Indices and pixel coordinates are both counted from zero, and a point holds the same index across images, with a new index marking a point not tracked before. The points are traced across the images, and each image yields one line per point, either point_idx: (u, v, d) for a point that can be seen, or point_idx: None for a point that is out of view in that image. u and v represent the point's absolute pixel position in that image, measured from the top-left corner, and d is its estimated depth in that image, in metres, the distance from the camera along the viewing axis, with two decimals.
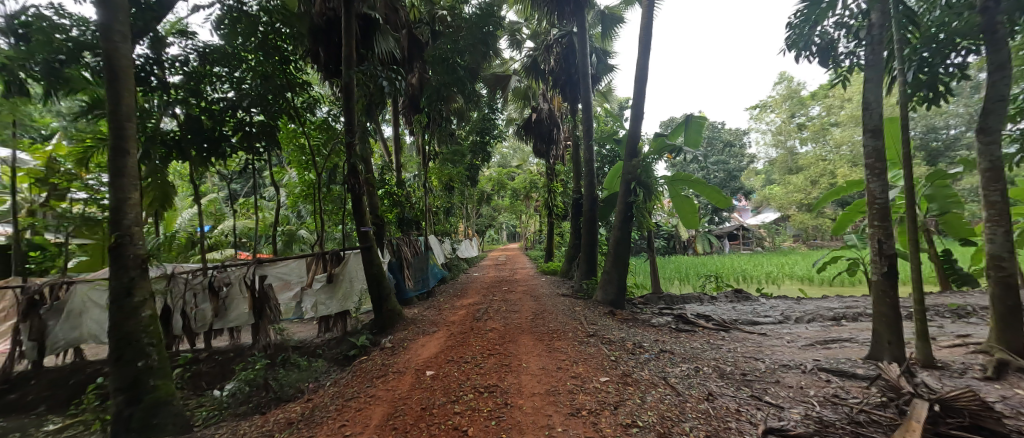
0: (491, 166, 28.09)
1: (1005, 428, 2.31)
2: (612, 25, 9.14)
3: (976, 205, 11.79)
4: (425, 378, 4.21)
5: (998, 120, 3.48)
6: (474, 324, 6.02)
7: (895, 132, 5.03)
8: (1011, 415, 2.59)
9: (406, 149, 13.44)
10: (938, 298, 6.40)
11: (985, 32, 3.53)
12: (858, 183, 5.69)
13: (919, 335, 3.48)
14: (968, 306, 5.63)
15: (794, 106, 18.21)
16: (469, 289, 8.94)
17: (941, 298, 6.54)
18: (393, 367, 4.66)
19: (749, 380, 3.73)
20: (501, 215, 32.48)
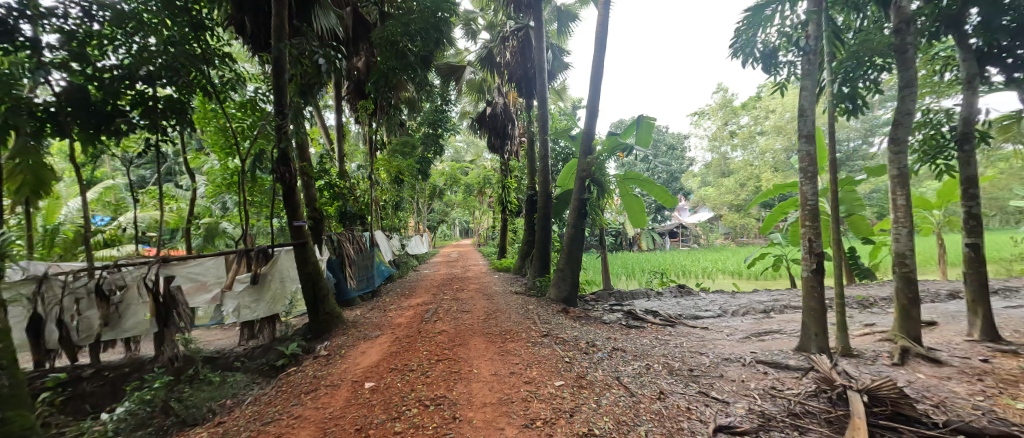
0: (444, 159, 27.40)
1: (917, 413, 2.80)
2: (568, 21, 9.27)
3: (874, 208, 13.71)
4: (362, 392, 3.91)
5: (905, 130, 4.43)
6: (421, 327, 5.73)
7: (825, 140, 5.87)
8: (921, 399, 3.21)
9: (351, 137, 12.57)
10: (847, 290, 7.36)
11: (898, 51, 4.51)
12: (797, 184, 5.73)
13: (841, 327, 4.11)
14: (870, 298, 6.52)
15: (726, 115, 19.74)
16: (420, 288, 8.57)
17: (848, 290, 7.50)
18: (325, 380, 4.27)
19: (696, 375, 3.95)
20: (453, 210, 31.92)
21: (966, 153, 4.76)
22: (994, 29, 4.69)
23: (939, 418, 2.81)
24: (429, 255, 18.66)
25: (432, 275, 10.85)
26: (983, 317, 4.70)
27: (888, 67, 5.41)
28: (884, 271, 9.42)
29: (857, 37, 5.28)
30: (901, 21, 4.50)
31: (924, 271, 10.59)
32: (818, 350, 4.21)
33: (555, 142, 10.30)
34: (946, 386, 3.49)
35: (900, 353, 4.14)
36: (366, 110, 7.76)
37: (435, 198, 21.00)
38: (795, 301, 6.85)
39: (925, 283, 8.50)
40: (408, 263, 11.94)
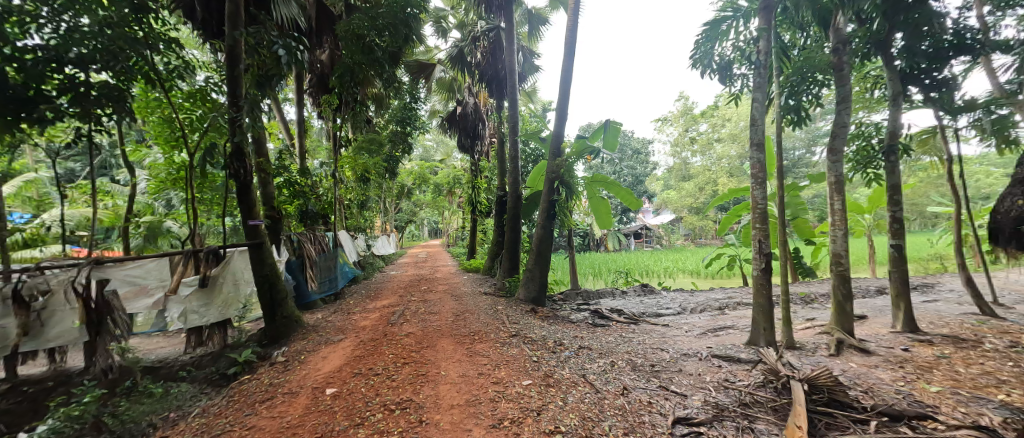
0: (412, 157, 26.87)
1: (849, 399, 3.10)
2: (538, 24, 9.31)
3: (817, 212, 14.90)
4: (323, 399, 3.76)
5: (841, 141, 4.86)
6: (387, 329, 5.58)
7: (773, 148, 6.39)
8: (853, 385, 3.54)
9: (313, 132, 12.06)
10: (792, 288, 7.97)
11: (836, 69, 4.93)
12: (746, 188, 6.26)
13: (786, 322, 4.44)
14: (811, 294, 7.08)
15: (687, 122, 20.60)
16: (386, 290, 8.34)
17: (793, 287, 8.12)
18: (282, 388, 4.06)
19: (658, 371, 4.13)
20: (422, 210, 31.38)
21: (890, 163, 5.30)
22: (915, 54, 5.27)
23: (867, 403, 3.11)
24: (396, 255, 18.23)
25: (399, 276, 10.60)
26: (904, 311, 5.25)
27: (827, 83, 5.93)
28: (824, 270, 10.28)
29: (800, 54, 5.74)
30: (838, 42, 4.95)
31: (858, 270, 11.65)
32: (766, 343, 4.54)
33: (525, 143, 10.38)
34: (873, 373, 3.87)
35: (836, 345, 4.55)
36: (329, 105, 7.39)
37: (403, 198, 20.53)
38: (746, 298, 7.33)
39: (859, 281, 9.34)
40: (374, 264, 11.60)
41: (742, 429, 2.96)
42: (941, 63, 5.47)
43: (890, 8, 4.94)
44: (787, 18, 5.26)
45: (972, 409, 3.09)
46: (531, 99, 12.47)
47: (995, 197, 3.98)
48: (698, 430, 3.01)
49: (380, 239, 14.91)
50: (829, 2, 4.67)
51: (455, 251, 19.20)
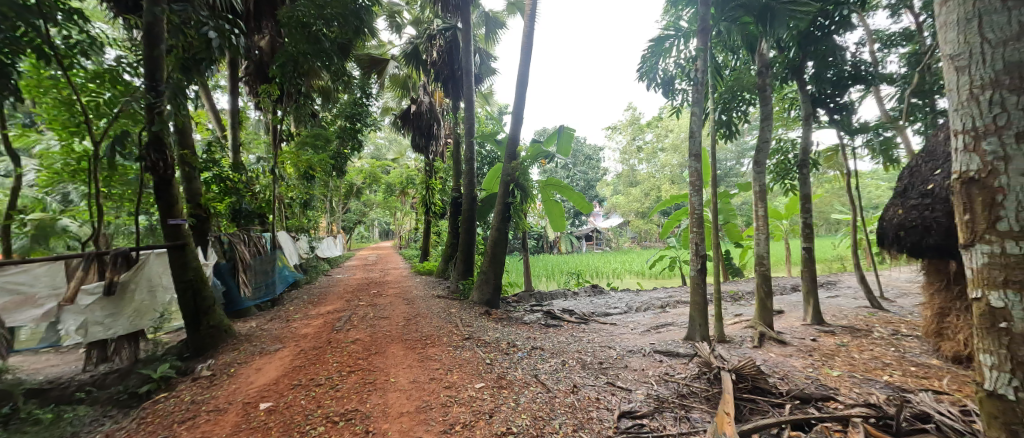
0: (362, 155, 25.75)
1: (768, 385, 3.28)
2: (496, 27, 9.69)
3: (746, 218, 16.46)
4: (256, 415, 3.44)
5: (764, 155, 5.41)
6: (332, 336, 5.25)
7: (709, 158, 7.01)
8: (771, 373, 3.95)
9: (251, 125, 11.16)
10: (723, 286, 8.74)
11: (762, 91, 5.45)
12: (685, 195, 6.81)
13: (718, 318, 4.85)
14: (739, 293, 7.80)
15: (634, 132, 21.66)
16: (331, 294, 7.88)
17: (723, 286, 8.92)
18: (207, 405, 3.66)
19: (605, 368, 4.31)
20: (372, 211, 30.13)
21: (802, 175, 6.00)
22: (822, 80, 6.01)
23: (784, 388, 3.34)
24: (344, 258, 17.36)
25: (345, 279, 10.08)
26: (812, 306, 5.97)
27: (753, 102, 6.59)
28: (750, 270, 11.38)
29: (731, 74, 6.32)
30: (762, 66, 5.47)
31: (778, 270, 13.03)
32: (701, 337, 4.92)
33: (481, 145, 10.34)
34: (787, 361, 4.35)
35: (758, 337, 5.05)
36: (266, 95, 6.81)
37: (352, 197, 19.60)
38: (684, 297, 7.91)
39: (779, 279, 10.45)
40: (318, 267, 10.94)
41: (679, 418, 3.12)
42: (843, 90, 6.22)
43: (803, 39, 5.66)
44: (720, 40, 5.77)
45: (865, 389, 3.57)
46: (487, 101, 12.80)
47: (883, 206, 4.66)
48: (640, 422, 3.12)
49: (325, 240, 14.10)
50: (755, 28, 5.15)
51: (406, 253, 18.68)
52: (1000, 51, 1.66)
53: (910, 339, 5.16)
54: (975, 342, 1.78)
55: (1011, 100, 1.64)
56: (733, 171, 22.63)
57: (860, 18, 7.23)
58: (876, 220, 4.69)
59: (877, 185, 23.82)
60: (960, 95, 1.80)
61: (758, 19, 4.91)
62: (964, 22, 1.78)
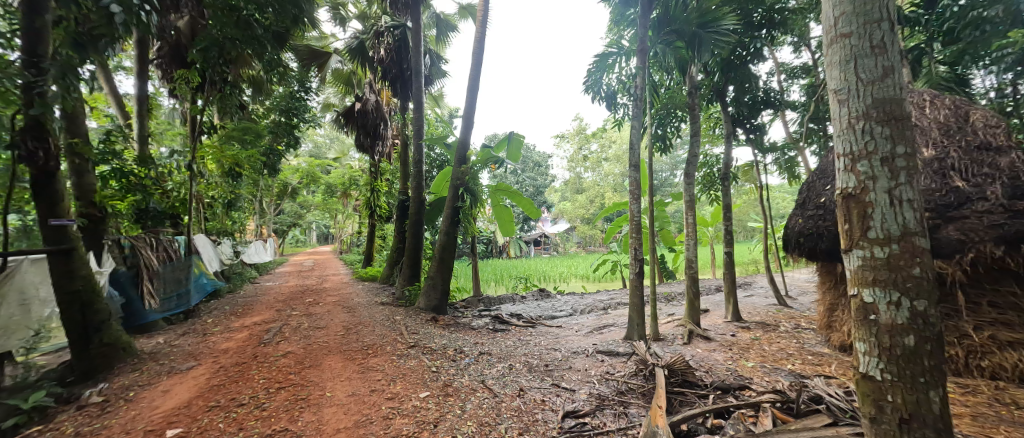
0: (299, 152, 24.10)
1: (695, 379, 3.51)
2: (446, 31, 9.79)
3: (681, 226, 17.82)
4: None
5: (693, 168, 5.88)
6: (258, 351, 4.81)
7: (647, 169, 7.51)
8: (699, 366, 4.27)
9: (166, 114, 10.02)
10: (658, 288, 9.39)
11: (692, 110, 5.90)
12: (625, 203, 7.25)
13: (653, 318, 5.18)
14: (672, 294, 8.41)
15: (580, 141, 22.39)
16: (258, 304, 7.23)
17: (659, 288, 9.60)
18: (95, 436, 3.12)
19: (551, 370, 4.40)
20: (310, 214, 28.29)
21: (725, 187, 6.58)
22: (741, 103, 6.68)
23: (708, 381, 3.58)
24: (276, 263, 16.05)
25: (278, 286, 9.35)
26: (734, 305, 6.58)
27: (684, 119, 7.15)
28: (682, 273, 12.33)
29: (667, 92, 6.80)
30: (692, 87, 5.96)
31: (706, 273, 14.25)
32: (638, 337, 5.22)
33: (430, 148, 10.15)
34: (712, 356, 4.74)
35: (688, 335, 5.47)
36: (182, 81, 6.12)
37: (287, 198, 18.19)
38: (624, 299, 8.37)
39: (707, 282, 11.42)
40: (244, 273, 9.98)
41: (618, 414, 3.26)
42: (757, 113, 7.01)
43: (725, 66, 6.25)
44: (657, 60, 6.18)
45: (775, 377, 3.99)
46: (438, 104, 12.69)
47: (788, 216, 5.27)
48: (582, 420, 3.20)
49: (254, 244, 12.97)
50: (685, 52, 5.55)
51: (347, 258, 17.74)
52: (871, 89, 1.79)
53: (810, 332, 5.88)
54: (854, 332, 1.88)
55: (879, 131, 1.77)
56: (669, 181, 24.31)
57: (771, 52, 8.20)
58: (783, 228, 5.29)
59: (787, 198, 26.98)
60: (840, 124, 1.91)
61: (688, 44, 5.35)
62: (843, 61, 1.87)
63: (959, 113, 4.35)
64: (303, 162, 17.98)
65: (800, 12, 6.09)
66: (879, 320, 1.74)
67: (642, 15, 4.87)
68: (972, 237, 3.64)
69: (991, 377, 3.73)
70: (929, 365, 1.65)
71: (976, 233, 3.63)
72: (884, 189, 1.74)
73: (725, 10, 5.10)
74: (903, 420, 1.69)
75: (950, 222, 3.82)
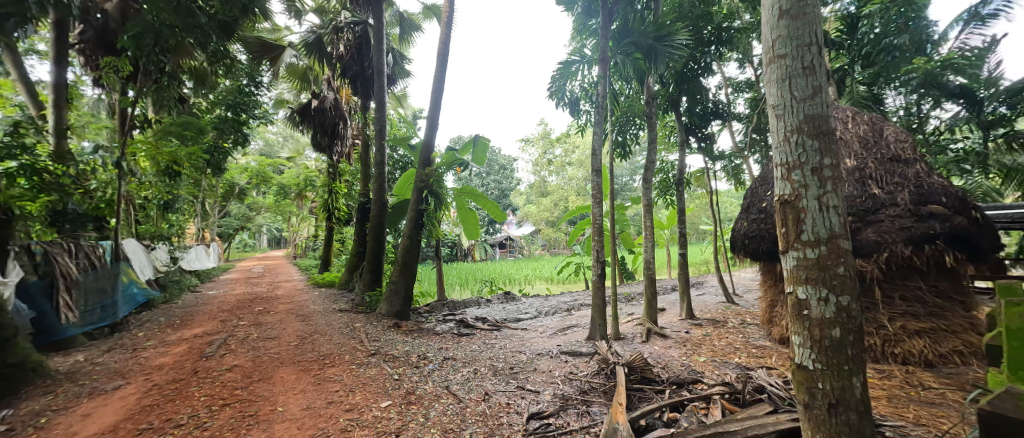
0: (249, 150, 22.74)
1: (653, 375, 3.64)
2: (409, 30, 9.65)
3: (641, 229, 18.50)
4: None
5: (650, 173, 6.13)
6: (199, 366, 4.37)
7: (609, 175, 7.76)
8: (657, 362, 4.45)
9: (94, 107, 9.19)
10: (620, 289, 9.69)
11: (649, 119, 6.14)
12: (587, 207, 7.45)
13: (614, 319, 5.33)
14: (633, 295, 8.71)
15: (545, 145, 22.72)
16: (199, 315, 6.71)
17: (620, 289, 9.92)
18: None
19: (516, 372, 4.42)
20: (262, 216, 26.76)
21: (679, 192, 6.90)
22: (693, 113, 7.07)
23: (665, 377, 3.73)
24: (221, 269, 14.98)
25: (226, 294, 8.78)
26: (688, 304, 6.91)
27: (642, 126, 7.47)
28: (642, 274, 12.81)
29: (626, 101, 7.10)
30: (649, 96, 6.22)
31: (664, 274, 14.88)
32: (601, 336, 5.36)
33: (393, 149, 9.97)
34: (668, 353, 4.95)
35: (647, 333, 5.68)
36: (110, 70, 5.53)
37: (234, 199, 17.05)
38: (587, 300, 8.57)
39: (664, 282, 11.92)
40: (181, 281, 9.22)
41: (581, 413, 3.32)
42: (708, 123, 7.44)
43: (680, 78, 6.59)
44: (617, 70, 6.41)
45: (725, 370, 4.23)
46: (401, 104, 12.48)
47: (734, 220, 5.63)
48: (546, 421, 3.24)
49: (193, 250, 12.21)
50: (643, 63, 5.82)
51: (301, 264, 16.91)
52: (803, 105, 1.95)
53: (754, 326, 6.30)
54: (790, 325, 2.02)
55: (809, 144, 1.94)
56: (629, 186, 25.27)
57: (719, 67, 8.73)
58: (730, 231, 5.62)
59: (734, 203, 28.97)
60: (778, 137, 2.05)
61: (645, 56, 5.58)
62: (780, 79, 2.02)
63: (875, 127, 4.86)
64: (253, 160, 16.95)
65: (745, 32, 6.55)
66: (812, 314, 1.90)
67: (603, 25, 5.04)
68: (887, 238, 4.11)
69: (903, 362, 4.17)
70: (852, 354, 1.81)
71: (889, 234, 4.13)
72: (814, 196, 1.91)
73: (679, 26, 5.39)
74: (831, 404, 1.84)
75: (868, 225, 4.29)
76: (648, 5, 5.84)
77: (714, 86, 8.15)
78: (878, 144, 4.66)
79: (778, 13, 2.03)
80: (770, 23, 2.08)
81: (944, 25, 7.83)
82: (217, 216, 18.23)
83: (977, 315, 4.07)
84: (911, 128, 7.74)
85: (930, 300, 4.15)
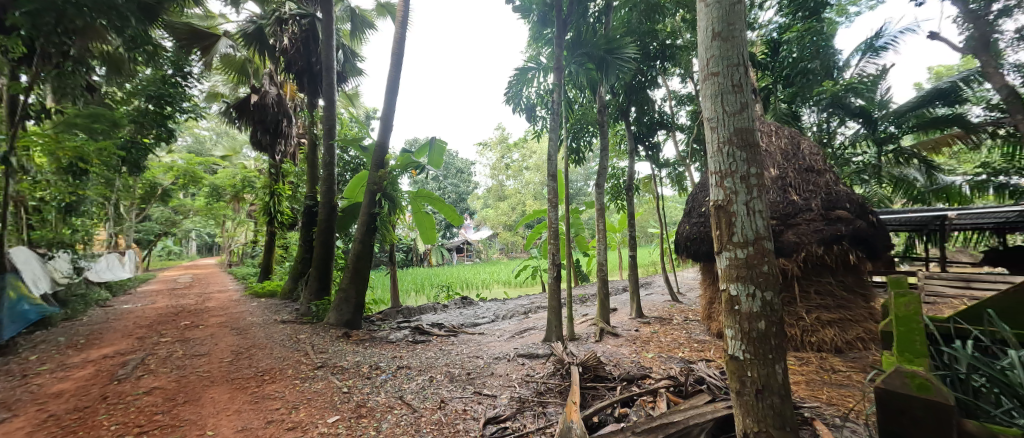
0: (175, 148, 20.77)
1: (605, 373, 3.78)
2: (362, 27, 9.39)
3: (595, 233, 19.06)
4: None
5: (602, 179, 6.34)
6: (110, 390, 3.83)
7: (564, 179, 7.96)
8: (610, 361, 4.60)
9: None
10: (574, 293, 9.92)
11: (602, 126, 6.37)
12: (543, 210, 7.59)
13: (569, 321, 5.44)
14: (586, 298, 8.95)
15: (502, 150, 22.82)
16: (111, 332, 5.97)
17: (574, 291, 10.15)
18: None
19: (473, 378, 4.39)
20: (192, 221, 24.51)
21: (629, 197, 7.18)
22: (641, 123, 7.43)
23: (617, 374, 3.88)
24: (138, 280, 13.46)
25: (147, 308, 7.93)
26: (637, 304, 7.22)
27: (595, 134, 7.76)
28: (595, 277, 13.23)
29: (580, 109, 7.35)
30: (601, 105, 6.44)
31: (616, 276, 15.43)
32: (556, 338, 5.45)
33: (343, 149, 9.59)
34: (619, 351, 5.13)
35: (600, 333, 5.86)
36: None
37: (155, 201, 15.43)
38: (542, 303, 8.68)
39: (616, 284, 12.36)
40: (88, 295, 8.16)
41: (537, 415, 3.36)
42: (654, 133, 7.87)
43: (629, 88, 6.90)
44: (572, 79, 6.61)
45: (670, 365, 4.47)
46: (353, 103, 12.07)
47: (678, 223, 5.96)
48: (503, 426, 3.23)
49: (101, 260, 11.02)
50: (595, 74, 6.05)
51: (237, 272, 15.67)
52: (732, 119, 2.13)
53: (696, 322, 6.72)
54: (723, 320, 2.17)
55: (738, 155, 2.11)
56: (583, 191, 26.13)
57: (664, 81, 9.27)
58: (674, 234, 5.95)
59: (677, 208, 30.98)
60: (712, 147, 2.22)
61: (597, 67, 5.80)
62: (714, 94, 2.18)
63: (794, 141, 5.31)
64: (180, 159, 15.47)
65: (686, 49, 7.04)
66: (742, 309, 2.06)
67: (558, 35, 5.18)
68: (805, 240, 4.55)
69: (819, 350, 4.61)
70: (774, 344, 1.99)
71: (806, 236, 4.57)
72: (743, 202, 2.08)
73: (627, 40, 5.68)
74: (758, 389, 2.00)
75: (789, 228, 4.72)
76: (599, 19, 6.22)
77: (660, 98, 8.63)
78: (797, 156, 5.13)
79: (712, 34, 2.19)
80: (704, 43, 2.24)
81: (847, 53, 8.84)
82: (134, 220, 16.38)
83: (874, 305, 4.71)
84: (823, 143, 8.85)
85: (840, 293, 4.70)
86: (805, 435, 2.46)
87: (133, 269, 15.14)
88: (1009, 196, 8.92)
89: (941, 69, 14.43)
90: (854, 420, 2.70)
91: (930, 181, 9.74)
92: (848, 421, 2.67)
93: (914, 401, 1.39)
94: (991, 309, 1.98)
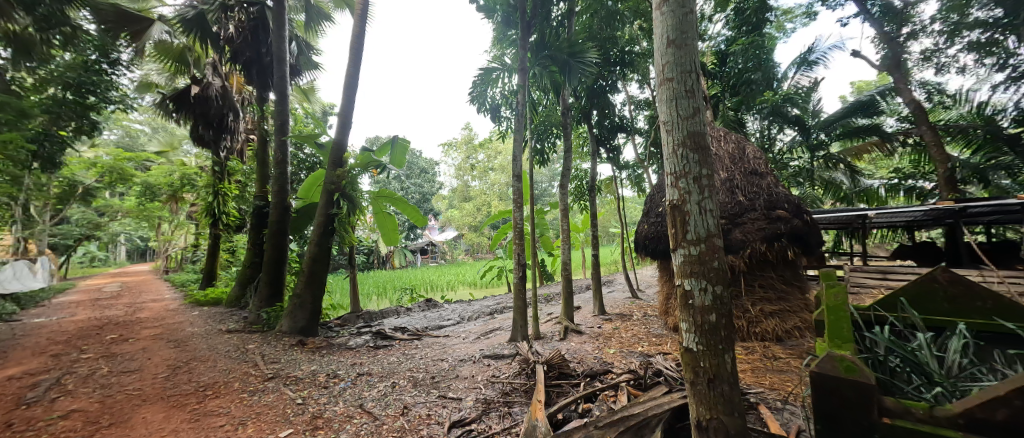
0: (101, 143, 18.95)
1: (570, 371, 3.84)
2: (318, 19, 8.99)
3: None
4: None
5: (565, 178, 6.44)
6: (17, 416, 3.42)
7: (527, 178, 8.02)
8: (574, 358, 4.69)
9: None
10: (538, 293, 10.01)
11: (564, 126, 6.46)
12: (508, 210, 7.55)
13: (534, 321, 5.48)
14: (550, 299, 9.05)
15: (468, 150, 22.63)
16: (18, 350, 5.33)
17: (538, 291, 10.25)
18: None
19: (437, 381, 4.33)
20: (120, 222, 22.40)
21: (591, 197, 7.32)
22: (602, 126, 7.62)
23: (581, 371, 3.95)
24: (54, 290, 12.12)
25: (65, 322, 7.16)
26: (599, 301, 7.39)
27: (559, 136, 7.93)
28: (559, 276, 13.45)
29: (543, 110, 7.49)
30: (565, 106, 6.53)
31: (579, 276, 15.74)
32: (521, 338, 5.49)
33: (298, 147, 9.18)
34: (582, 348, 5.25)
35: (564, 331, 5.97)
36: None
37: (75, 201, 13.98)
38: (505, 303, 8.68)
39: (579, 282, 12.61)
40: None
41: (502, 416, 3.35)
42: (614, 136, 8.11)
43: (591, 92, 7.08)
44: (536, 81, 6.64)
45: (630, 359, 4.64)
46: (309, 98, 11.57)
47: (637, 223, 6.16)
48: (467, 428, 3.22)
49: (6, 269, 9.90)
50: (558, 77, 6.15)
51: (175, 279, 14.47)
52: (685, 124, 2.24)
53: (654, 317, 7.01)
54: (679, 314, 2.27)
55: (692, 157, 2.22)
56: (548, 193, 26.61)
57: (623, 85, 9.59)
58: (633, 233, 6.15)
59: (637, 208, 32.12)
60: (668, 150, 2.32)
61: (561, 70, 5.90)
62: (669, 98, 2.28)
63: (740, 146, 5.64)
64: (105, 154, 14.04)
65: (643, 56, 7.35)
66: (695, 303, 2.17)
67: (522, 37, 5.21)
68: (749, 237, 4.89)
69: (762, 339, 4.95)
70: (724, 334, 2.11)
71: (751, 234, 4.91)
72: (695, 202, 2.19)
73: (588, 45, 5.83)
74: (710, 378, 2.11)
75: (736, 227, 5.03)
76: (562, 23, 6.32)
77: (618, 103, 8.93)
78: (743, 160, 5.46)
79: (667, 41, 2.30)
80: (660, 49, 2.35)
81: (785, 66, 9.55)
82: (49, 223, 14.74)
83: (808, 296, 5.17)
84: (764, 148, 9.52)
85: (780, 286, 5.07)
86: (752, 418, 2.66)
87: (47, 277, 13.61)
88: (918, 197, 9.84)
89: (862, 84, 15.87)
90: (793, 402, 2.95)
91: (854, 185, 10.46)
92: (788, 404, 2.92)
93: (844, 383, 1.51)
94: (902, 297, 2.22)
